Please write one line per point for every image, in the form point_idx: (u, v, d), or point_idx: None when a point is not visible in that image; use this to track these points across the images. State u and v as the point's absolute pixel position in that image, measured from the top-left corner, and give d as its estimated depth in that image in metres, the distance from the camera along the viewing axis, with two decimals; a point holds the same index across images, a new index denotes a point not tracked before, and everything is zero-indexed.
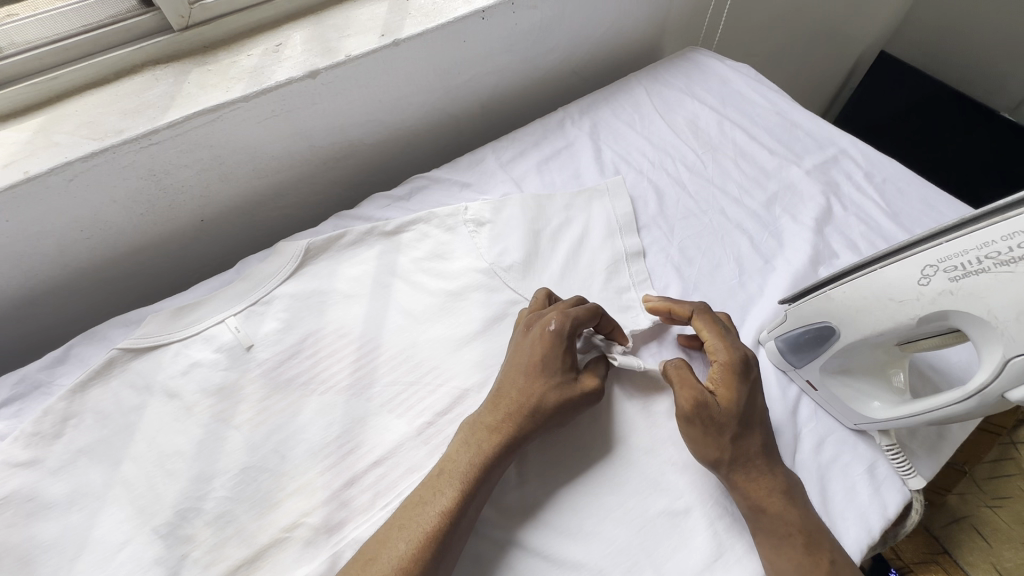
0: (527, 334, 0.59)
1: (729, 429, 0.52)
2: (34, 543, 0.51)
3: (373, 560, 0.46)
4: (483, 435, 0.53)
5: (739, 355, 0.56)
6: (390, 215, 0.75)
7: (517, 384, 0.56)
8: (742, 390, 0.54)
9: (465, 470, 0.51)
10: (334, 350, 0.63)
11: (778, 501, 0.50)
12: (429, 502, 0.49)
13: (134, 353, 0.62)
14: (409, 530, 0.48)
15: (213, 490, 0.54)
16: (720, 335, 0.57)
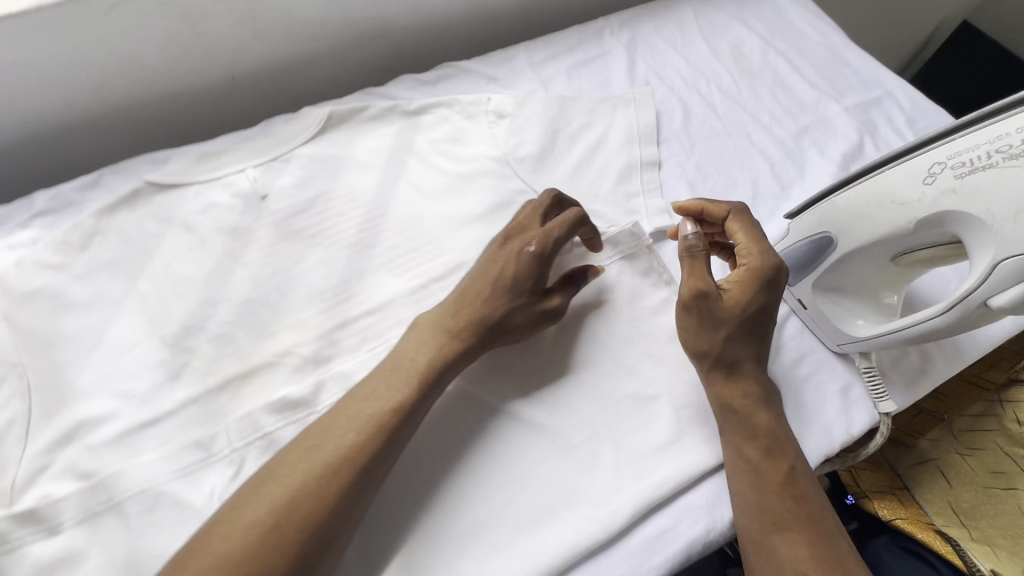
0: (503, 248, 0.56)
1: (728, 327, 0.52)
2: (57, 333, 0.57)
3: (317, 447, 0.45)
4: (414, 373, 0.49)
5: (771, 261, 0.53)
6: (414, 97, 0.76)
7: (460, 322, 0.53)
8: (758, 294, 0.53)
9: (421, 370, 0.50)
10: (343, 210, 0.65)
11: (759, 411, 0.51)
12: (381, 396, 0.48)
13: (158, 187, 0.65)
14: (355, 426, 0.46)
15: (218, 313, 0.59)
16: (755, 238, 0.54)
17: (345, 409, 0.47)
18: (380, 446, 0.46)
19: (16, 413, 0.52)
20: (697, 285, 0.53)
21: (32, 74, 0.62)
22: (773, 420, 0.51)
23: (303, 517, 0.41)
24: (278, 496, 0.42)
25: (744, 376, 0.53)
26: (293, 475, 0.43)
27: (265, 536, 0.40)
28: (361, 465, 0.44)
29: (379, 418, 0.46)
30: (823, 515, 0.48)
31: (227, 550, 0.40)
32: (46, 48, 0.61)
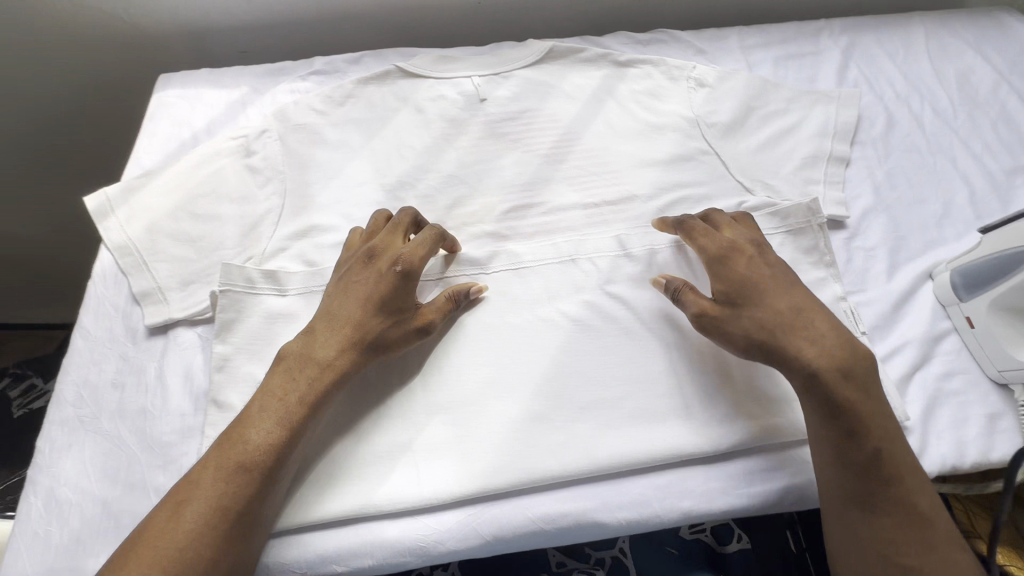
0: (367, 269, 0.56)
1: (738, 309, 0.55)
2: (309, 159, 0.72)
3: (280, 392, 0.51)
4: (334, 336, 0.53)
5: (713, 244, 0.58)
6: (625, 51, 0.82)
7: (356, 310, 0.54)
8: (737, 270, 0.56)
9: (352, 322, 0.54)
10: (543, 127, 0.75)
11: (813, 352, 0.51)
12: (325, 342, 0.53)
13: (403, 73, 0.78)
14: (303, 372, 0.52)
15: (426, 179, 0.70)
16: (698, 232, 0.59)
17: (292, 361, 0.53)
18: (319, 399, 0.51)
19: (275, 206, 0.68)
20: (697, 304, 0.56)
21: None
22: (829, 368, 0.50)
23: (273, 449, 0.48)
24: (240, 451, 0.48)
25: (791, 328, 0.53)
26: (264, 419, 0.49)
27: (241, 465, 0.47)
28: (309, 406, 0.51)
29: (317, 374, 0.52)
30: (903, 469, 0.49)
31: (216, 478, 0.47)
32: None
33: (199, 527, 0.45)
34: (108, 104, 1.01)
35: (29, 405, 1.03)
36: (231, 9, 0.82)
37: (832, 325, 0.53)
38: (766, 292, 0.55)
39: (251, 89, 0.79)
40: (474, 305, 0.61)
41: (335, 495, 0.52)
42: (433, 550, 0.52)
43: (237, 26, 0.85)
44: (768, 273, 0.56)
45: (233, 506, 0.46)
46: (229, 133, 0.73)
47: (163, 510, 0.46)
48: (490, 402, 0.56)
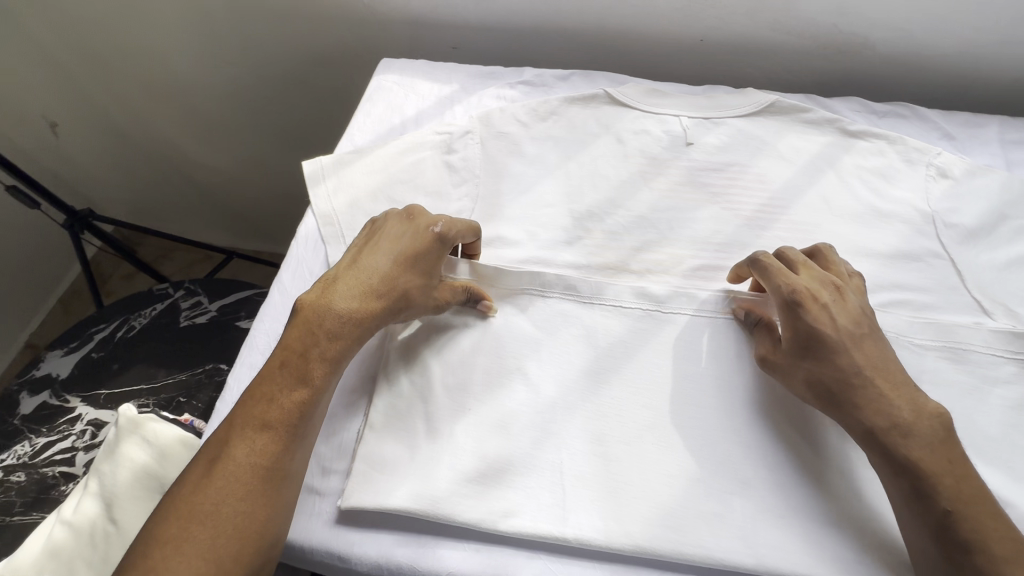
0: (406, 228, 0.58)
1: (800, 360, 0.52)
2: (504, 169, 0.72)
3: (298, 352, 0.52)
4: (357, 291, 0.54)
5: (787, 285, 0.53)
6: (856, 119, 0.74)
7: (387, 267, 0.56)
8: (808, 319, 0.52)
9: (376, 280, 0.55)
10: (750, 187, 0.70)
11: (874, 409, 0.49)
12: (341, 297, 0.54)
13: (611, 99, 0.77)
14: (318, 334, 0.53)
15: (616, 215, 0.68)
16: (772, 272, 0.55)
17: (309, 316, 0.53)
18: (339, 356, 0.53)
19: (466, 208, 0.69)
20: (760, 346, 0.56)
21: None
22: (886, 425, 0.48)
23: (296, 407, 0.50)
24: (267, 411, 0.50)
25: (854, 384, 0.50)
26: (287, 379, 0.51)
27: (268, 424, 0.49)
28: (329, 363, 0.52)
29: (336, 328, 0.53)
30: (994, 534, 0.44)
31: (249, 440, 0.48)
32: None
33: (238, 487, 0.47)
34: (321, 78, 1.12)
35: (193, 318, 1.16)
36: (457, 6, 0.85)
37: (895, 382, 0.50)
38: (837, 347, 0.51)
39: (461, 88, 0.81)
40: (653, 350, 0.58)
41: (476, 498, 0.51)
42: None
43: (457, 24, 0.88)
44: (840, 326, 0.51)
45: (263, 463, 0.48)
46: (435, 127, 0.75)
47: (199, 466, 0.48)
48: (647, 447, 0.53)
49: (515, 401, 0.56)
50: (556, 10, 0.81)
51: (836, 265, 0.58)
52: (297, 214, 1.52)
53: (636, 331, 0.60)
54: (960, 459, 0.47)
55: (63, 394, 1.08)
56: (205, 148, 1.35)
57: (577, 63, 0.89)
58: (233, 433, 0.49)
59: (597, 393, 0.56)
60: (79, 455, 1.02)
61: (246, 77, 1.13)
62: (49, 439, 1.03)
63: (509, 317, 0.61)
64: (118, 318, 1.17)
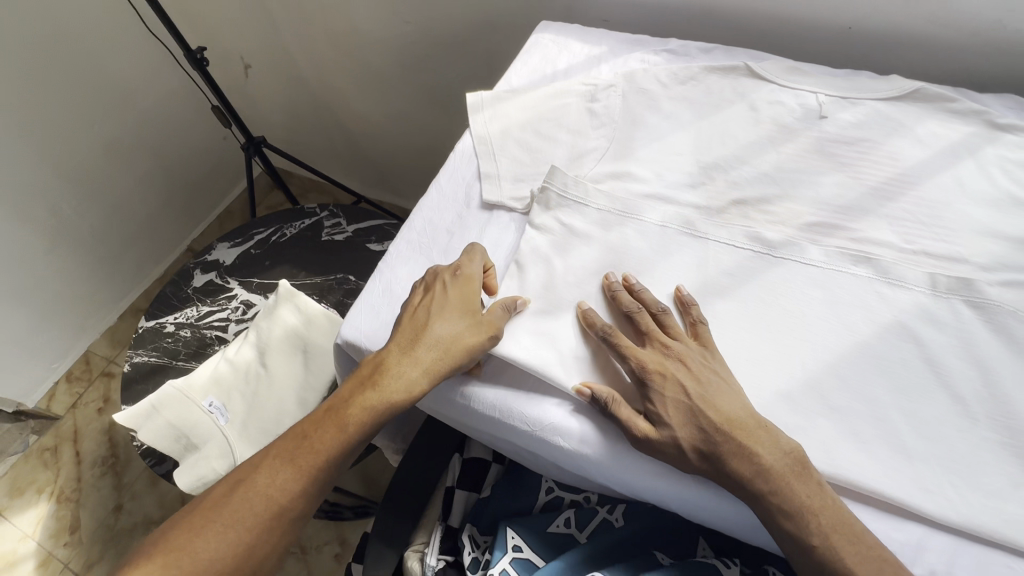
0: (428, 284, 0.64)
1: (672, 433, 0.54)
2: (640, 120, 0.81)
3: (342, 404, 0.59)
4: (405, 355, 0.59)
5: (636, 365, 0.57)
6: (1007, 114, 0.74)
7: (436, 311, 0.61)
8: (657, 395, 0.56)
9: (422, 348, 0.59)
10: (879, 162, 0.72)
11: (740, 460, 0.52)
12: (388, 360, 0.59)
13: (750, 72, 0.82)
14: (362, 391, 0.59)
15: (740, 169, 0.74)
16: (622, 348, 0.58)
17: (363, 375, 0.60)
18: (374, 418, 0.58)
19: (602, 146, 0.78)
20: (637, 426, 0.55)
21: None
22: (755, 474, 0.52)
23: (327, 456, 0.58)
24: (301, 448, 0.58)
25: (717, 442, 0.53)
26: (323, 428, 0.58)
27: (295, 463, 0.57)
28: (364, 423, 0.58)
29: (377, 394, 0.58)
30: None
31: (319, 424, 0.59)
32: None
33: (295, 457, 0.58)
34: (476, 41, 1.25)
35: (332, 235, 1.34)
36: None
37: (751, 429, 0.53)
38: (692, 412, 0.55)
39: (609, 50, 0.91)
40: (757, 285, 0.64)
41: (581, 370, 0.60)
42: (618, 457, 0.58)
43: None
44: (687, 394, 0.56)
45: (285, 498, 0.56)
46: (583, 79, 0.85)
47: (237, 474, 0.58)
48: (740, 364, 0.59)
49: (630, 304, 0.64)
50: None
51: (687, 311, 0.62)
52: (429, 168, 1.68)
53: (750, 262, 0.65)
54: (816, 488, 0.51)
55: (226, 275, 1.30)
56: (365, 98, 1.55)
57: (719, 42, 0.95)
58: (268, 461, 0.58)
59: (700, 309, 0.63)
60: (230, 325, 1.24)
61: (413, 34, 1.30)
62: (211, 308, 1.26)
63: (629, 237, 0.69)
64: (273, 225, 1.38)
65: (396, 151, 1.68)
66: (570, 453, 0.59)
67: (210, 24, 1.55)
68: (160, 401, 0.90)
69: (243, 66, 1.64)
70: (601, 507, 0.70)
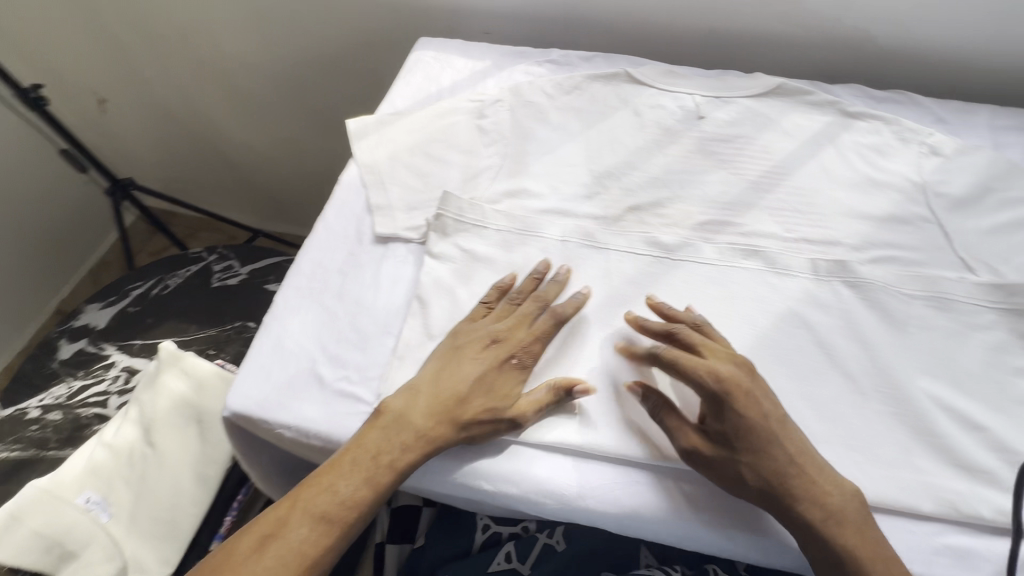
0: (481, 352, 0.58)
1: (737, 458, 0.52)
2: (531, 134, 0.79)
3: (372, 453, 0.53)
4: (444, 413, 0.55)
5: (710, 376, 0.53)
6: (855, 103, 0.81)
7: (491, 387, 0.57)
8: (733, 414, 0.52)
9: (474, 409, 0.55)
10: (755, 157, 0.76)
11: (806, 492, 0.51)
12: (425, 406, 0.56)
13: (630, 78, 0.84)
14: (395, 440, 0.54)
15: (632, 175, 0.75)
16: (687, 361, 0.54)
17: (388, 420, 0.55)
18: (407, 467, 0.54)
19: (495, 164, 0.76)
20: (688, 438, 0.54)
21: None
22: (815, 504, 0.51)
23: (359, 507, 0.52)
24: (329, 500, 0.52)
25: (790, 472, 0.51)
26: (352, 475, 0.53)
27: (326, 517, 0.52)
28: (398, 472, 0.53)
29: (413, 443, 0.54)
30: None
31: (348, 467, 0.53)
32: None
33: (324, 505, 0.52)
34: (360, 60, 1.19)
35: (224, 280, 1.22)
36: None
37: (814, 460, 0.52)
38: (767, 438, 0.52)
39: (493, 64, 0.89)
40: (660, 291, 0.64)
41: None
42: (575, 500, 0.55)
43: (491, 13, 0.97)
44: (765, 413, 0.52)
45: (314, 556, 0.51)
46: (469, 96, 0.84)
47: (256, 533, 0.51)
48: (652, 372, 0.60)
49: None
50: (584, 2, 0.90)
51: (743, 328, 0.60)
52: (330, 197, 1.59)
53: (651, 268, 0.66)
54: (857, 506, 0.51)
55: (100, 342, 1.14)
56: (249, 127, 1.42)
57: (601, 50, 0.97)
58: (293, 514, 0.52)
59: (609, 323, 0.62)
60: (111, 397, 1.08)
61: (292, 57, 1.22)
62: (84, 382, 1.09)
63: (533, 256, 0.68)
64: (153, 277, 1.23)
65: (291, 180, 1.55)
66: (500, 495, 0.56)
67: (49, 56, 1.35)
68: (20, 508, 0.71)
69: (97, 100, 1.46)
70: (539, 533, 0.67)
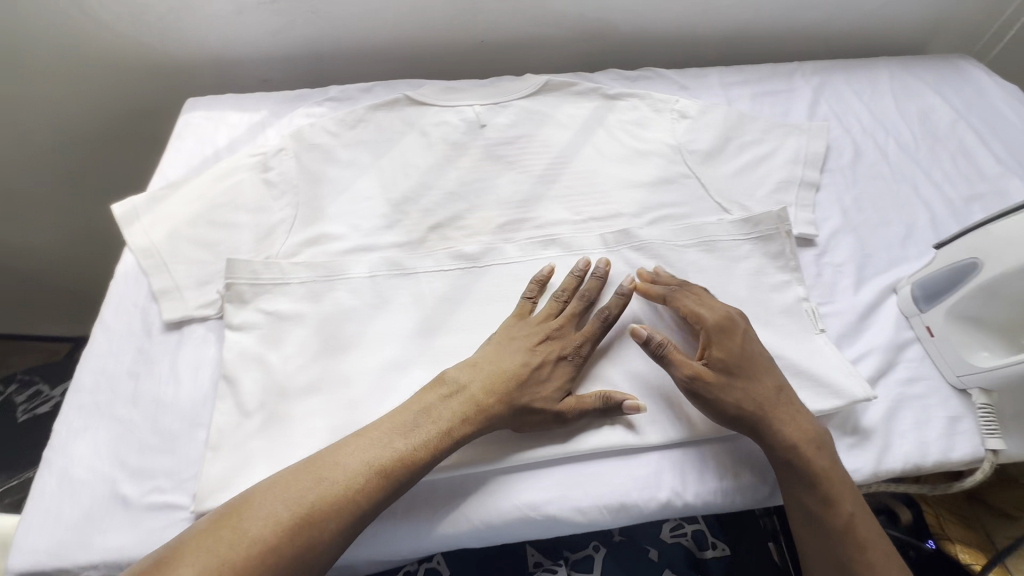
0: (542, 343, 0.59)
1: (734, 381, 0.56)
2: (322, 176, 0.78)
3: (345, 466, 0.49)
4: (502, 407, 0.54)
5: (712, 316, 0.59)
6: (614, 86, 0.90)
7: (552, 378, 0.57)
8: (730, 343, 0.57)
9: (536, 400, 0.55)
10: (538, 152, 0.81)
11: (793, 423, 0.55)
12: (445, 410, 0.53)
13: (411, 101, 0.86)
14: (389, 449, 0.51)
15: (429, 195, 0.76)
16: (692, 305, 0.60)
17: (374, 430, 0.52)
18: (401, 480, 0.51)
19: (288, 215, 0.73)
20: (695, 368, 0.56)
21: (356, 5, 0.87)
22: (803, 441, 0.54)
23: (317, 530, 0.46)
24: (278, 525, 0.46)
25: (781, 403, 0.55)
26: (312, 493, 0.48)
27: (265, 549, 0.45)
28: (381, 485, 0.49)
29: (416, 449, 0.51)
30: (819, 480, 0.53)
31: (384, 434, 0.52)
32: None
33: (333, 479, 0.48)
34: (128, 134, 1.07)
35: (33, 409, 1.05)
36: (261, 42, 0.92)
37: (794, 395, 0.57)
38: (755, 371, 0.56)
39: (271, 113, 0.86)
40: (471, 301, 0.66)
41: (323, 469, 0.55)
42: (420, 533, 0.54)
43: (267, 60, 0.95)
44: (757, 352, 0.58)
45: None
46: (248, 151, 0.79)
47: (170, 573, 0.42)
48: None
49: (363, 364, 0.61)
50: (353, 34, 0.92)
51: (662, 278, 0.64)
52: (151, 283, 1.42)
53: (458, 281, 0.68)
54: (817, 425, 0.56)
55: None
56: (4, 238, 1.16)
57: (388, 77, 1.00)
58: (219, 547, 0.44)
59: (429, 345, 0.63)
60: None
61: (31, 141, 1.04)
62: None
63: (341, 298, 0.66)
64: None
65: (65, 285, 1.26)
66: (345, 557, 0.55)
67: None
68: None
69: None
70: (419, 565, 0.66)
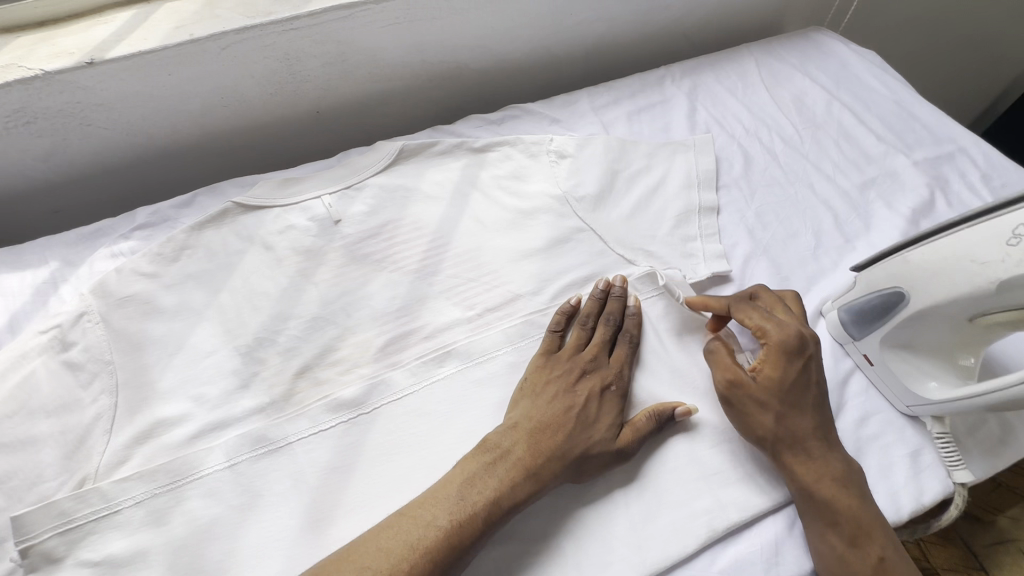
0: (577, 384, 0.53)
1: (781, 403, 0.51)
2: (141, 338, 0.59)
3: (384, 549, 0.43)
4: (544, 466, 0.49)
5: (794, 336, 0.53)
6: (480, 136, 0.79)
7: (599, 416, 0.52)
8: (776, 362, 0.52)
9: (581, 449, 0.50)
10: (409, 239, 0.68)
11: (819, 458, 0.50)
12: (489, 475, 0.48)
13: (243, 207, 0.67)
14: (430, 531, 0.44)
15: (287, 328, 0.62)
16: (777, 323, 0.54)
17: (419, 502, 0.46)
18: (449, 563, 0.44)
19: (104, 407, 0.56)
20: (724, 376, 0.53)
21: (145, 104, 0.71)
22: (825, 481, 0.49)
23: None
24: None
25: (812, 432, 0.51)
26: None
27: None
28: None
29: (462, 517, 0.45)
30: (848, 516, 0.48)
31: (426, 510, 0.45)
32: (165, 81, 0.69)
33: (376, 568, 0.42)
34: None
35: None
36: (32, 169, 0.73)
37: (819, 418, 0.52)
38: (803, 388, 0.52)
39: (62, 263, 0.67)
40: (365, 464, 0.54)
41: None
42: None
43: (51, 187, 0.76)
44: (805, 364, 0.52)
45: None
46: (38, 323, 0.58)
47: None
48: None
49: None
50: (153, 135, 0.75)
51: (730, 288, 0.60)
52: None
53: (342, 441, 0.55)
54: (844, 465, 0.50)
55: None
56: None
57: (218, 171, 0.85)
58: None
59: (322, 541, 0.51)
60: None
61: None
62: None
63: (194, 511, 0.51)
64: None
65: None
66: None
67: None
68: None
69: None
70: None
